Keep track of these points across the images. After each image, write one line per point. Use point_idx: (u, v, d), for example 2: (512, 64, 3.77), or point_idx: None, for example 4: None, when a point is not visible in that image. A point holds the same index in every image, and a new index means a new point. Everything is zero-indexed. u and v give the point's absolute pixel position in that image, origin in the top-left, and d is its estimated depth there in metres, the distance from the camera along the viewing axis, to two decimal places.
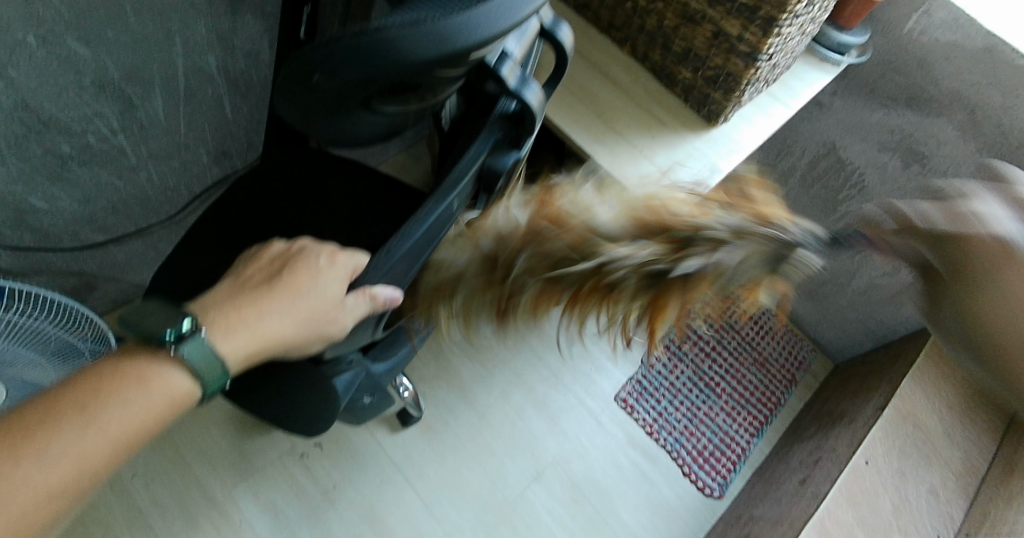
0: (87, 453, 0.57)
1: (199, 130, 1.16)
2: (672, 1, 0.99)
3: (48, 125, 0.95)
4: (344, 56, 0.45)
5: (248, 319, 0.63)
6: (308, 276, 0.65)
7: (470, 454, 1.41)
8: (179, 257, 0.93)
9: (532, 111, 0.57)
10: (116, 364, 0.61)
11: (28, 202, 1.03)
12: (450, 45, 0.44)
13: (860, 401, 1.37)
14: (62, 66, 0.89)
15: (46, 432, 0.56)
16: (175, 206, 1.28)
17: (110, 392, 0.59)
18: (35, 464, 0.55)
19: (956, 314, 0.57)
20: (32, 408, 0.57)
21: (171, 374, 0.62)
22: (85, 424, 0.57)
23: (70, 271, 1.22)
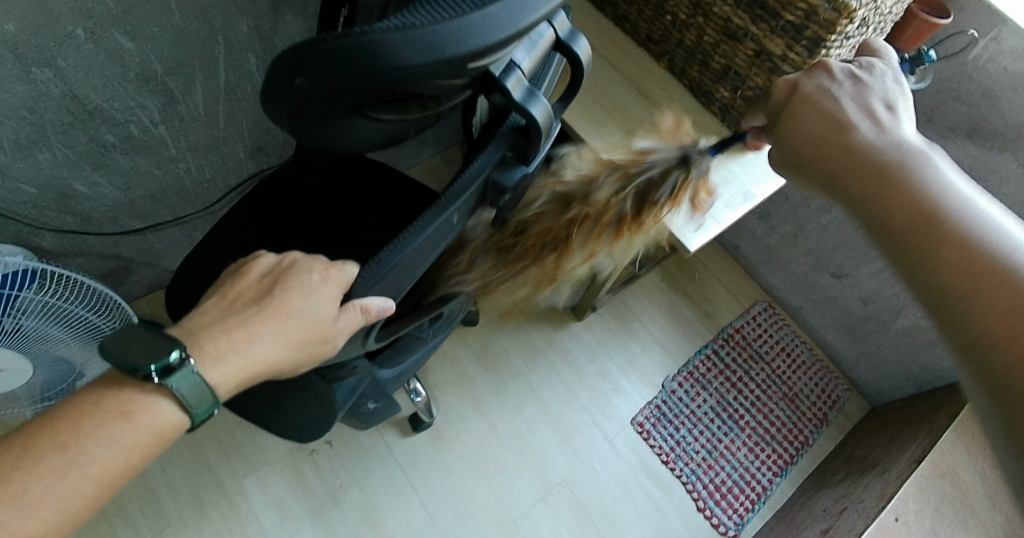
0: (71, 496, 0.57)
1: (237, 125, 1.18)
2: (713, 17, 0.97)
3: (93, 115, 0.97)
4: (333, 60, 0.46)
5: (237, 338, 0.63)
6: (299, 295, 0.64)
7: (479, 469, 1.40)
8: (201, 259, 0.96)
9: (538, 127, 0.56)
10: (98, 397, 0.60)
11: (72, 187, 1.06)
12: (440, 52, 0.43)
13: (896, 450, 1.32)
14: (109, 58, 0.91)
15: (26, 473, 0.56)
16: (211, 197, 1.31)
17: (91, 430, 0.58)
18: (14, 511, 0.55)
19: (896, 207, 0.63)
20: (14, 450, 0.57)
21: (157, 407, 0.61)
22: (67, 467, 0.57)
23: (107, 255, 1.26)
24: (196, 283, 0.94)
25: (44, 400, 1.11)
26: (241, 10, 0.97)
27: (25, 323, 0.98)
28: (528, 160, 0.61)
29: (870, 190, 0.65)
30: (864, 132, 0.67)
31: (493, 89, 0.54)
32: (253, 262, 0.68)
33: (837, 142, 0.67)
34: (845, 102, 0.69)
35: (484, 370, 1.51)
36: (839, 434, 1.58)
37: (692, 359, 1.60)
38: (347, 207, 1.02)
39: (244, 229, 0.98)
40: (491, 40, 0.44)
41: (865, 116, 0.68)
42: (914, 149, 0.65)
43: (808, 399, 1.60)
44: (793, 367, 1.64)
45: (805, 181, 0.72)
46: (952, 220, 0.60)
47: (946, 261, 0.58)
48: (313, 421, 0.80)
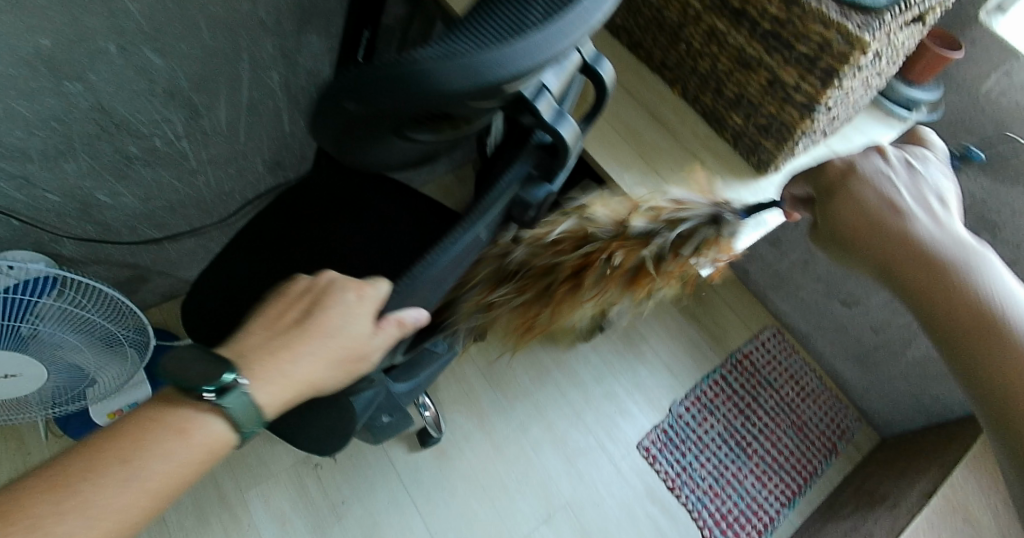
0: (131, 507, 0.58)
1: (257, 140, 1.21)
2: (727, 46, 0.98)
3: (120, 127, 1.00)
4: (378, 86, 0.47)
5: (273, 363, 0.64)
6: (338, 314, 0.65)
7: (484, 490, 1.41)
8: (217, 271, 0.98)
9: (565, 146, 0.58)
10: (158, 414, 0.61)
11: (95, 197, 1.08)
12: (483, 78, 0.45)
13: (906, 483, 1.32)
14: (137, 73, 0.94)
15: (92, 485, 0.57)
16: (229, 210, 1.33)
17: (151, 444, 0.60)
18: (79, 520, 0.56)
19: (951, 306, 0.66)
20: (79, 461, 0.58)
21: (210, 425, 0.62)
22: (130, 480, 0.58)
23: (125, 264, 1.28)
24: (212, 297, 0.95)
25: (56, 407, 1.12)
26: (266, 29, 1.00)
27: (42, 329, 0.99)
28: (552, 177, 0.63)
29: (924, 285, 0.68)
30: (918, 225, 0.69)
31: (524, 111, 0.56)
32: (290, 284, 0.69)
33: (892, 230, 0.69)
34: (901, 190, 0.71)
35: (491, 389, 1.52)
36: (847, 464, 1.57)
37: (700, 384, 1.60)
38: (363, 225, 1.04)
39: (263, 245, 1.00)
40: (533, 64, 0.46)
41: (921, 209, 0.70)
42: (962, 246, 0.68)
43: (816, 428, 1.60)
44: (802, 396, 1.64)
45: (851, 260, 0.73)
46: (1001, 320, 0.64)
47: (998, 359, 0.64)
48: (330, 441, 0.82)
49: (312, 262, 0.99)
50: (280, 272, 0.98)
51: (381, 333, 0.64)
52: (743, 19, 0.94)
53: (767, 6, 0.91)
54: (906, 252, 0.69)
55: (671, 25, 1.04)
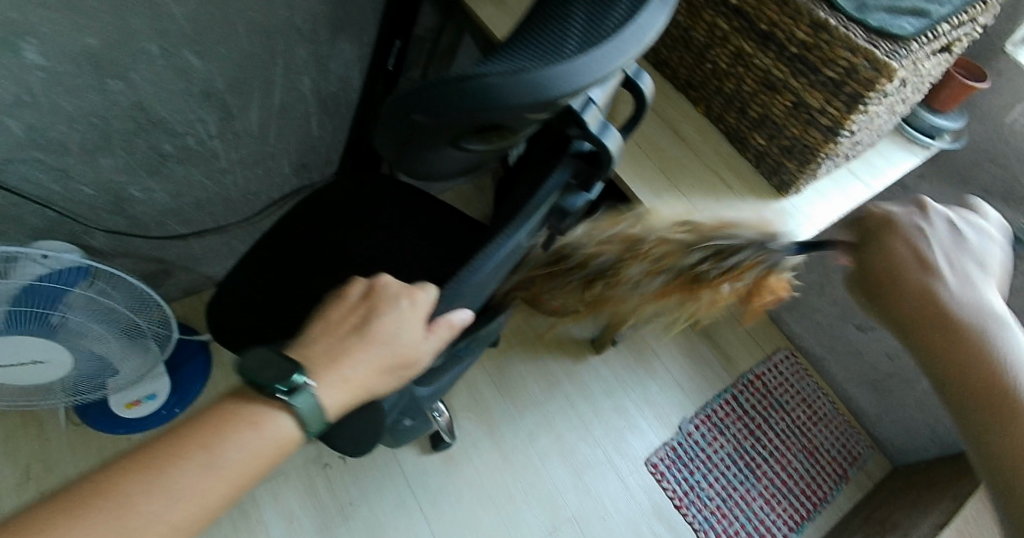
0: (205, 499, 0.57)
1: (285, 142, 1.24)
2: (753, 68, 0.99)
3: (156, 125, 1.03)
4: (442, 100, 0.49)
5: (329, 371, 0.63)
6: (392, 322, 0.65)
7: (491, 499, 1.41)
8: (244, 268, 0.99)
9: (609, 157, 0.58)
10: (234, 407, 0.61)
11: (127, 191, 1.11)
12: (541, 94, 0.46)
13: (917, 513, 1.31)
14: (176, 73, 0.96)
15: (175, 468, 0.57)
16: (254, 210, 1.36)
17: (230, 434, 0.59)
18: (162, 501, 0.56)
19: (970, 376, 0.65)
20: (164, 446, 0.58)
21: (282, 421, 0.62)
22: (206, 469, 0.58)
23: (150, 258, 1.31)
24: (238, 296, 0.96)
25: (78, 395, 1.16)
26: (301, 35, 1.02)
27: (69, 317, 1.01)
28: (589, 186, 0.64)
29: (950, 350, 0.66)
30: (949, 287, 0.67)
31: (571, 123, 0.57)
32: (347, 288, 0.68)
33: (922, 289, 0.67)
34: (935, 247, 0.68)
35: (501, 398, 1.53)
36: (857, 492, 1.56)
37: (710, 403, 1.60)
38: (386, 230, 1.06)
39: (289, 245, 1.02)
40: (589, 81, 0.47)
41: (952, 269, 0.68)
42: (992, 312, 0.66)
43: (828, 452, 1.59)
44: (814, 420, 1.63)
45: (877, 313, 0.71)
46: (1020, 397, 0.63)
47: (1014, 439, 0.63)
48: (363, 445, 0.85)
49: (336, 265, 1.01)
50: (304, 272, 1.00)
51: (434, 336, 0.66)
52: (771, 42, 0.95)
53: (795, 30, 0.92)
54: (930, 317, 0.66)
55: (698, 45, 1.06)
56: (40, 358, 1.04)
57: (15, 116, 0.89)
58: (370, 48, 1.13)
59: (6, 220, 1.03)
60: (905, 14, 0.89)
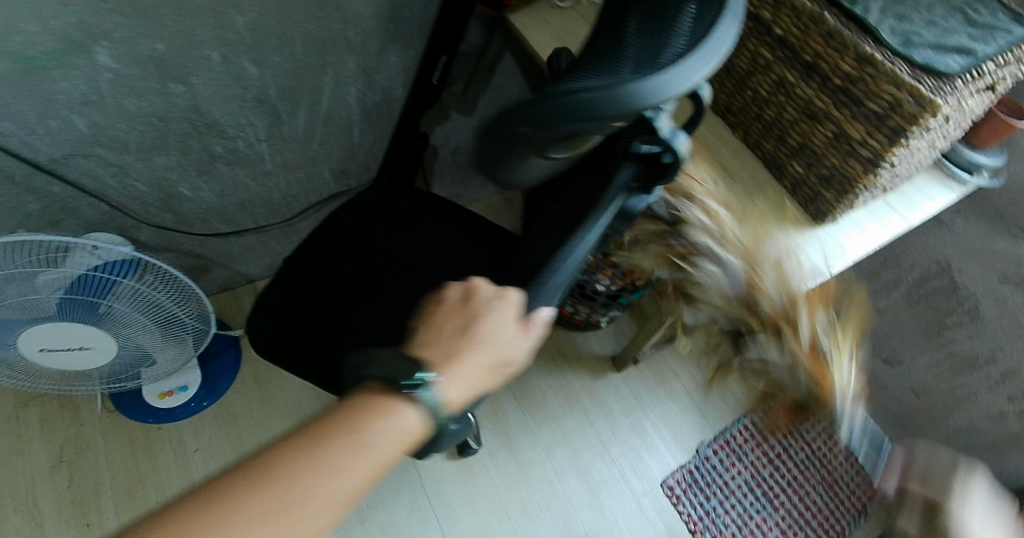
0: (358, 477, 0.60)
1: (327, 149, 1.28)
2: (794, 97, 1.00)
3: (210, 128, 1.07)
4: (533, 115, 0.50)
5: (442, 370, 0.66)
6: (490, 323, 0.69)
7: (505, 511, 1.43)
8: (285, 275, 1.03)
9: (681, 161, 0.60)
10: (367, 401, 0.63)
11: (177, 190, 1.16)
12: (632, 106, 0.48)
13: None
14: (233, 80, 1.00)
15: (326, 450, 0.60)
16: (291, 213, 1.41)
17: (369, 423, 0.62)
18: (318, 480, 0.59)
19: None
20: (315, 432, 0.61)
21: (410, 413, 0.64)
22: (352, 451, 0.61)
23: (191, 254, 1.36)
24: (277, 310, 1.00)
25: (114, 382, 1.21)
26: (353, 47, 1.07)
27: (116, 306, 1.04)
28: (651, 189, 0.65)
29: None
30: None
31: (642, 130, 0.60)
32: (444, 293, 0.71)
33: None
34: None
35: (520, 409, 1.54)
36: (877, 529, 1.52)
37: (730, 428, 1.58)
38: (421, 241, 1.09)
39: (329, 253, 1.05)
40: (677, 91, 0.49)
41: None
42: None
43: (848, 484, 1.55)
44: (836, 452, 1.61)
45: None
46: None
47: None
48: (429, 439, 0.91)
49: (371, 276, 1.04)
50: (339, 282, 1.03)
51: (528, 333, 0.70)
52: (814, 72, 0.96)
53: (839, 62, 0.92)
54: None
55: (739, 73, 1.07)
56: (88, 344, 1.08)
57: (82, 114, 0.93)
58: (417, 62, 1.17)
59: (62, 212, 1.08)
60: (950, 52, 0.89)
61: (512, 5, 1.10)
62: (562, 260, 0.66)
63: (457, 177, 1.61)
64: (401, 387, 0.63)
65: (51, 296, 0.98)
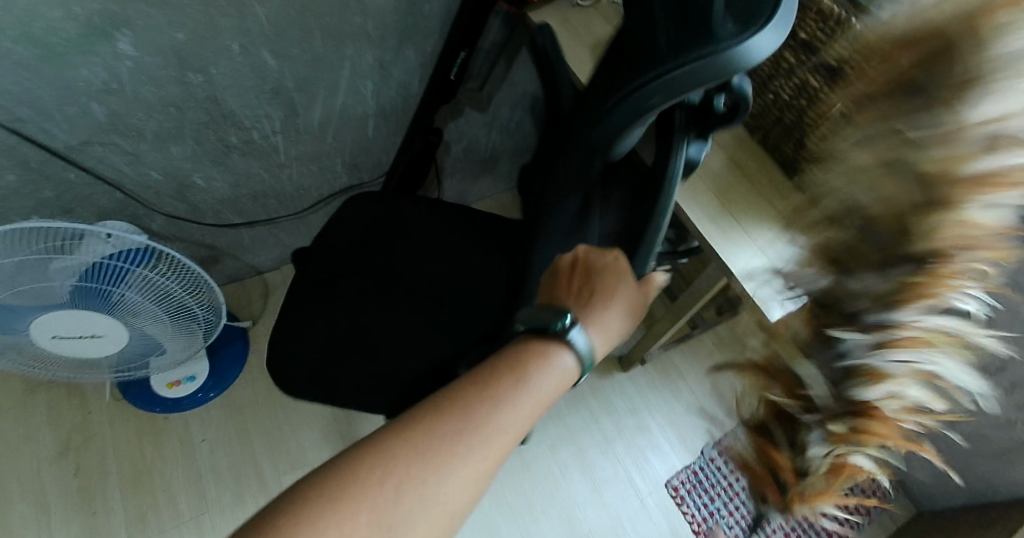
0: (527, 414, 0.62)
1: (341, 142, 1.28)
2: (816, 103, 0.99)
3: (226, 119, 1.07)
4: (668, 87, 0.56)
5: (588, 320, 0.69)
6: (619, 275, 0.68)
7: (511, 509, 1.44)
8: (303, 290, 1.05)
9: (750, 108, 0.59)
10: (523, 348, 0.65)
11: (190, 179, 1.16)
12: (753, 58, 0.52)
13: None
14: (251, 71, 1.00)
15: (498, 390, 0.62)
16: (303, 205, 1.42)
17: (530, 368, 0.64)
18: (496, 416, 0.61)
19: None
20: (484, 377, 0.63)
21: (565, 357, 0.65)
22: (522, 391, 0.62)
23: (202, 244, 1.37)
24: (298, 334, 1.02)
25: (124, 370, 1.21)
26: (371, 40, 1.07)
27: (128, 295, 1.04)
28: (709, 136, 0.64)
29: None
30: None
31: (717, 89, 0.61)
32: (559, 262, 0.72)
33: None
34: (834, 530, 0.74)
35: None
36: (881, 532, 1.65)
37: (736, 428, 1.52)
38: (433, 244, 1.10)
39: (344, 267, 1.07)
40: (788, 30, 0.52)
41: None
42: None
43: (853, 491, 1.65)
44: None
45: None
46: None
47: None
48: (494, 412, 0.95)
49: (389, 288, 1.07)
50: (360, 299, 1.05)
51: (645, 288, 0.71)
52: (837, 78, 0.94)
53: None
54: None
55: (760, 76, 1.06)
56: (99, 333, 1.08)
57: (100, 102, 0.93)
58: (433, 58, 1.17)
59: (76, 199, 1.08)
60: None
61: (531, 2, 1.09)
62: (654, 228, 0.64)
63: (468, 174, 1.61)
64: (555, 334, 0.65)
65: (65, 284, 0.98)
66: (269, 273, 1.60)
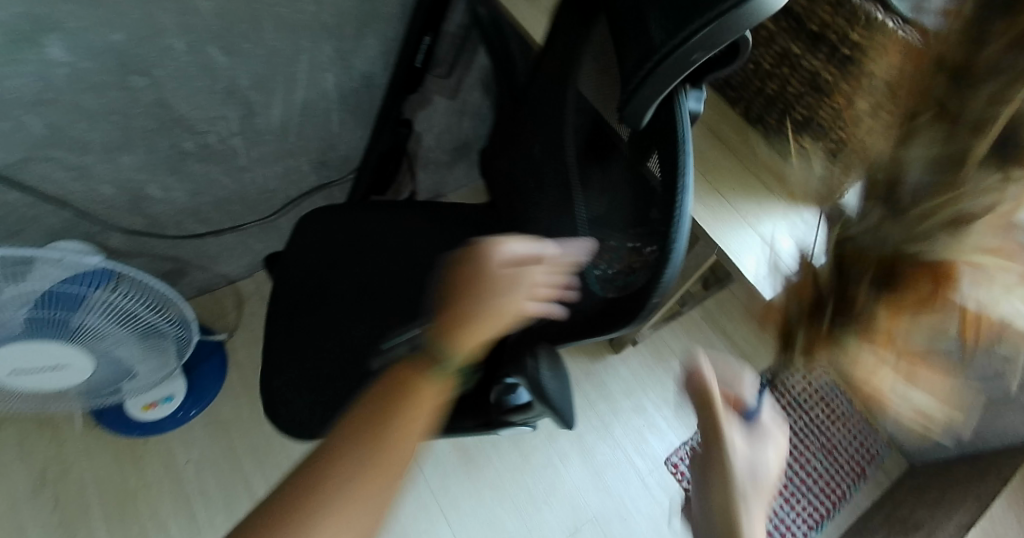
0: (405, 453, 0.64)
1: (305, 139, 1.23)
2: (799, 70, 0.95)
3: (178, 123, 1.01)
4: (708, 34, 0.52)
5: (463, 337, 0.67)
6: (507, 282, 0.68)
7: (512, 501, 1.40)
8: (281, 314, 1.02)
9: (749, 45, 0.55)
10: (399, 383, 0.66)
11: (146, 191, 1.09)
12: None
13: (940, 513, 1.31)
14: (201, 71, 0.94)
15: (369, 439, 0.63)
16: (271, 208, 1.37)
17: (403, 406, 0.65)
18: (370, 465, 0.62)
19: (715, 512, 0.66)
20: (358, 426, 0.64)
21: (436, 383, 0.67)
22: (399, 433, 0.64)
23: (166, 257, 1.30)
24: (284, 361, 0.98)
25: (97, 398, 1.14)
26: (328, 30, 1.01)
27: (88, 320, 0.98)
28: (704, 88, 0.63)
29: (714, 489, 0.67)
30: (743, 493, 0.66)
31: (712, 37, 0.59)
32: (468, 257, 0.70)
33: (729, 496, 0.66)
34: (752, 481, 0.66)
35: None
36: (876, 491, 1.61)
37: None
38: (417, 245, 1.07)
39: (322, 284, 1.03)
40: None
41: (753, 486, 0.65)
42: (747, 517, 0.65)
43: (847, 451, 1.64)
44: (833, 419, 1.67)
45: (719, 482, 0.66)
46: None
47: None
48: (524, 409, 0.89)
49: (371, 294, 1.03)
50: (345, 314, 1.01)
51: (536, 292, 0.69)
52: (821, 44, 0.90)
53: (847, 31, 0.85)
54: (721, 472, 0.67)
55: None
56: (62, 365, 1.01)
57: (36, 114, 0.86)
58: (395, 44, 1.12)
59: (24, 221, 1.01)
60: None
61: None
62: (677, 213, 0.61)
63: (440, 163, 1.55)
64: (421, 364, 0.67)
65: (17, 314, 0.91)
66: (241, 282, 1.53)
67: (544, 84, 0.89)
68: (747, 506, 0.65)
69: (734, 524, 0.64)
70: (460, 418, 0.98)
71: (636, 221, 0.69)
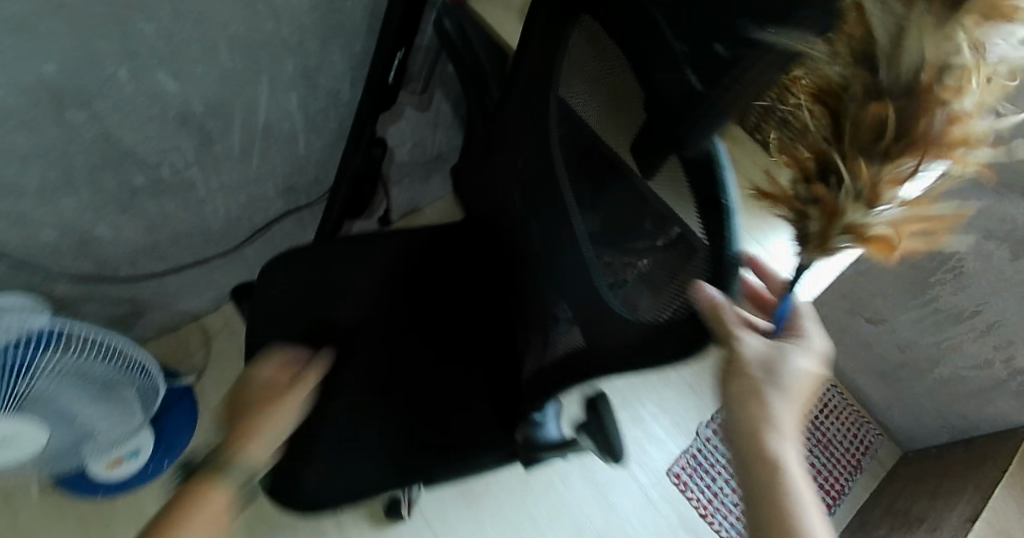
0: None
1: (268, 163, 1.13)
2: None
3: (126, 157, 0.91)
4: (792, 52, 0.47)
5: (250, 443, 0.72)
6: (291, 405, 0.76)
7: (514, 529, 1.33)
8: (264, 359, 0.93)
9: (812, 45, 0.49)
10: (187, 498, 0.67)
11: (94, 232, 0.99)
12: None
13: (941, 505, 1.28)
14: (149, 99, 0.84)
15: None
16: (235, 239, 1.27)
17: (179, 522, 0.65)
18: None
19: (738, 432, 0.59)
20: None
21: (217, 493, 0.68)
22: None
23: (121, 299, 1.18)
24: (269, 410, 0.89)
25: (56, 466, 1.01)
26: (289, 46, 0.92)
27: (47, 387, 0.90)
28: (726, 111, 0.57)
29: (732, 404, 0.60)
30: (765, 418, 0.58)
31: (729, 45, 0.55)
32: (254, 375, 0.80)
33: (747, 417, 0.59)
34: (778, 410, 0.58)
35: None
36: (873, 482, 1.53)
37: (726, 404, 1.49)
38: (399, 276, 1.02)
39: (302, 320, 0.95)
40: None
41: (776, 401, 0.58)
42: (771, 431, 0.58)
43: (842, 445, 1.55)
44: (825, 413, 1.57)
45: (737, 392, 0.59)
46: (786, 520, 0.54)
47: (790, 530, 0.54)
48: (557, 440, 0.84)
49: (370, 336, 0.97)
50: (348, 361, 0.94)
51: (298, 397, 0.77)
52: None
53: None
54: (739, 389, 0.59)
55: None
56: (10, 437, 0.87)
57: None
58: (362, 58, 1.04)
59: None
60: None
61: None
62: (726, 228, 0.54)
63: (411, 177, 1.47)
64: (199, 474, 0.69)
65: None
66: (205, 317, 1.42)
67: (523, 100, 0.81)
68: (770, 403, 0.58)
69: (764, 452, 0.57)
70: (486, 454, 0.91)
71: (662, 239, 0.62)
